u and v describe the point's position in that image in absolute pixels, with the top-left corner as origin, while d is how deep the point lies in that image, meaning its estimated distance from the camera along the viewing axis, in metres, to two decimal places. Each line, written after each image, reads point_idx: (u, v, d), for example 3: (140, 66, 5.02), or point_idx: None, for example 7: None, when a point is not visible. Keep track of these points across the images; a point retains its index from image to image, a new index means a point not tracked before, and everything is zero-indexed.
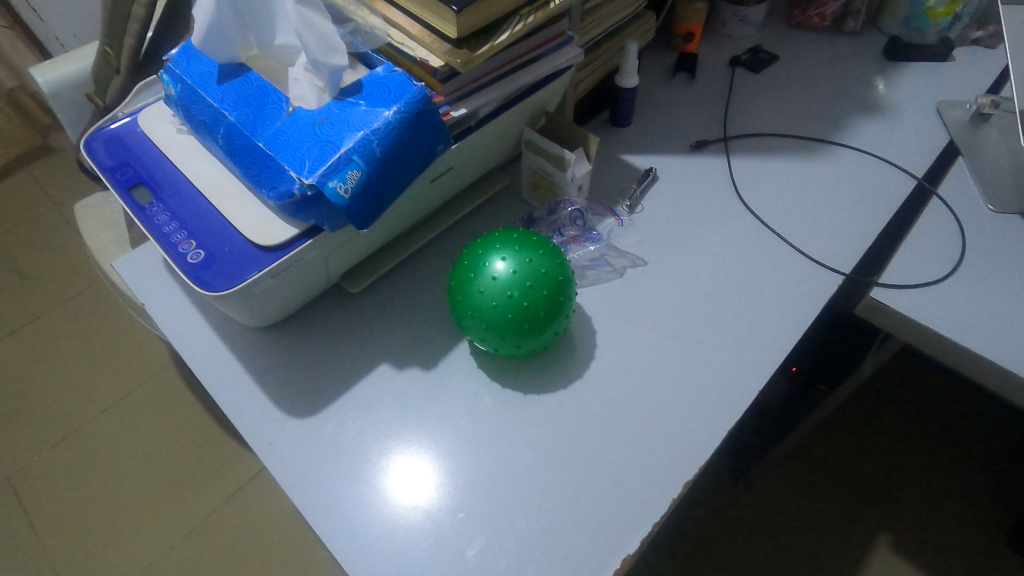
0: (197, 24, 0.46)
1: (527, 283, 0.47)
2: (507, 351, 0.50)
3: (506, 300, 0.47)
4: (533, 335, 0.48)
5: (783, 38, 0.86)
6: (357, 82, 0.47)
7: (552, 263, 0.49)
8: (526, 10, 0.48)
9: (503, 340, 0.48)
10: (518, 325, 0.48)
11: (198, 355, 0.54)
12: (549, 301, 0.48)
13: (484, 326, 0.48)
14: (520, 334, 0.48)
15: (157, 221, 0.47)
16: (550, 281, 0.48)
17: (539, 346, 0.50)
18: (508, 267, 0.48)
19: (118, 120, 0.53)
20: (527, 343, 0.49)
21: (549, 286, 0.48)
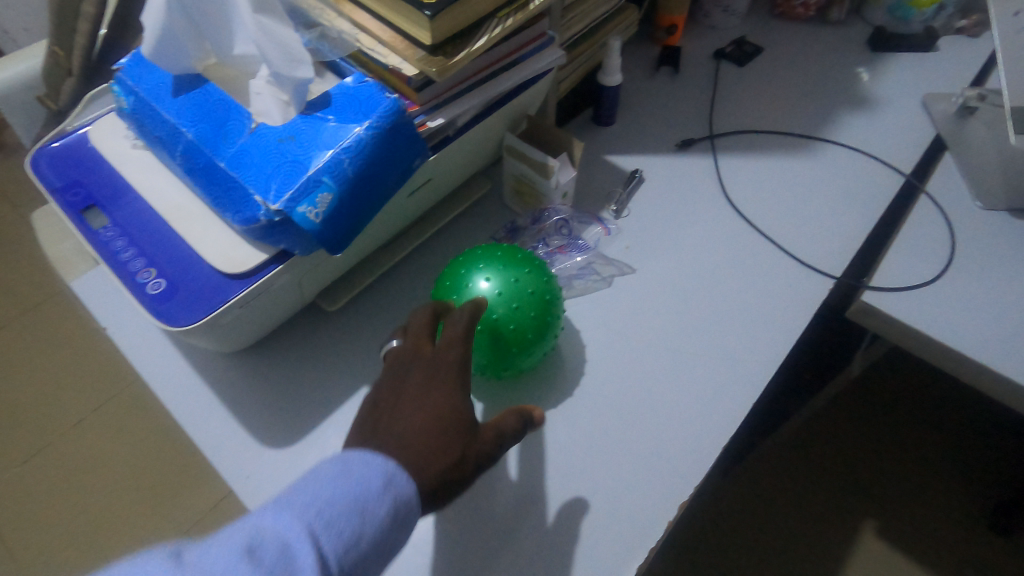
0: (146, 33, 0.42)
1: (513, 303, 0.45)
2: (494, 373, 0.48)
3: (491, 322, 0.45)
4: (521, 360, 0.47)
5: (767, 27, 0.84)
6: (325, 93, 0.43)
7: (539, 282, 0.47)
8: (505, 12, 0.45)
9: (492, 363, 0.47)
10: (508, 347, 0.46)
11: (164, 382, 0.51)
12: (537, 322, 0.46)
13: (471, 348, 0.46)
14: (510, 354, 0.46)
15: (111, 247, 0.43)
16: (537, 300, 0.46)
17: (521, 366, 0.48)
18: (492, 287, 0.46)
19: (65, 135, 0.49)
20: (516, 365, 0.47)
21: (536, 306, 0.46)
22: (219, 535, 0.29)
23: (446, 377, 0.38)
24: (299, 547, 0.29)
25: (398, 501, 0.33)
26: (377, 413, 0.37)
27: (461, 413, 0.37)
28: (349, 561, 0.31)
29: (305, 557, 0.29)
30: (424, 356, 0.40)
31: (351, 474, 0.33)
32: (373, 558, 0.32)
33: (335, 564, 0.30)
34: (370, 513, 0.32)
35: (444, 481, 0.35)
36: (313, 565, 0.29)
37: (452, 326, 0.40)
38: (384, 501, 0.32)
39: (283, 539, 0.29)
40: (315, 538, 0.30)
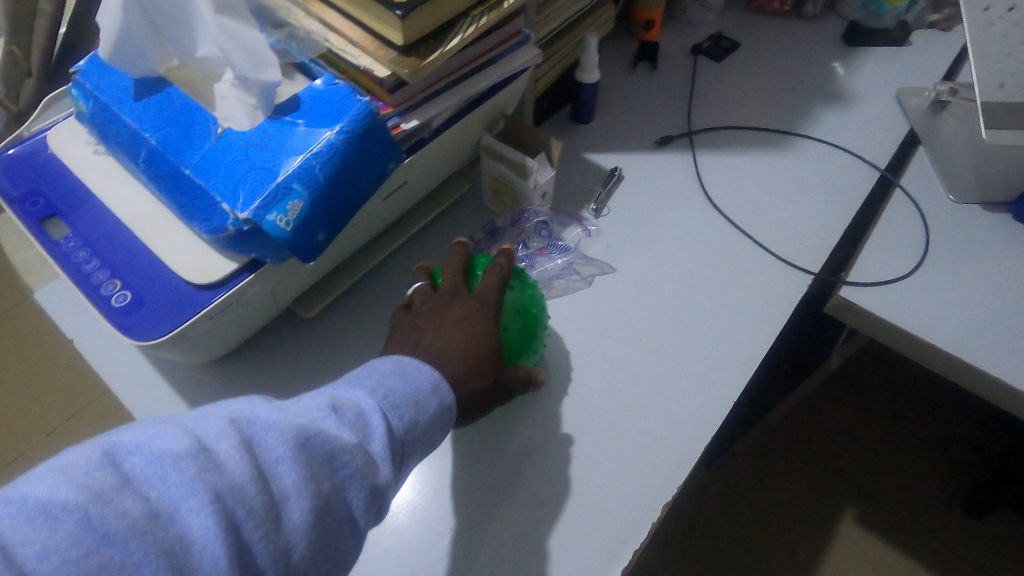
0: (102, 34, 0.40)
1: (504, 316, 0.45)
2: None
3: None
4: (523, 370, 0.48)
5: (743, 23, 0.84)
6: (294, 97, 0.42)
7: (524, 293, 0.47)
8: (478, 11, 0.45)
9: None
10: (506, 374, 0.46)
11: (134, 394, 0.50)
12: (523, 334, 0.45)
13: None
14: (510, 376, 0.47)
15: (74, 260, 0.42)
16: (523, 312, 0.46)
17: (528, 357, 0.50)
18: None
19: (22, 141, 0.47)
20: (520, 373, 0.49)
21: (523, 318, 0.45)
22: (307, 396, 0.32)
23: (483, 315, 0.42)
24: (372, 417, 0.33)
25: (447, 403, 0.36)
26: (421, 332, 0.41)
27: (494, 349, 0.41)
28: (409, 441, 0.34)
29: (377, 426, 0.32)
30: (463, 294, 0.43)
31: (412, 373, 0.36)
32: (424, 447, 0.35)
33: (399, 440, 0.33)
34: (425, 407, 0.35)
35: (473, 406, 0.40)
36: (383, 433, 0.32)
37: (490, 274, 0.44)
38: (434, 400, 0.36)
39: (359, 408, 0.33)
40: (384, 413, 0.33)
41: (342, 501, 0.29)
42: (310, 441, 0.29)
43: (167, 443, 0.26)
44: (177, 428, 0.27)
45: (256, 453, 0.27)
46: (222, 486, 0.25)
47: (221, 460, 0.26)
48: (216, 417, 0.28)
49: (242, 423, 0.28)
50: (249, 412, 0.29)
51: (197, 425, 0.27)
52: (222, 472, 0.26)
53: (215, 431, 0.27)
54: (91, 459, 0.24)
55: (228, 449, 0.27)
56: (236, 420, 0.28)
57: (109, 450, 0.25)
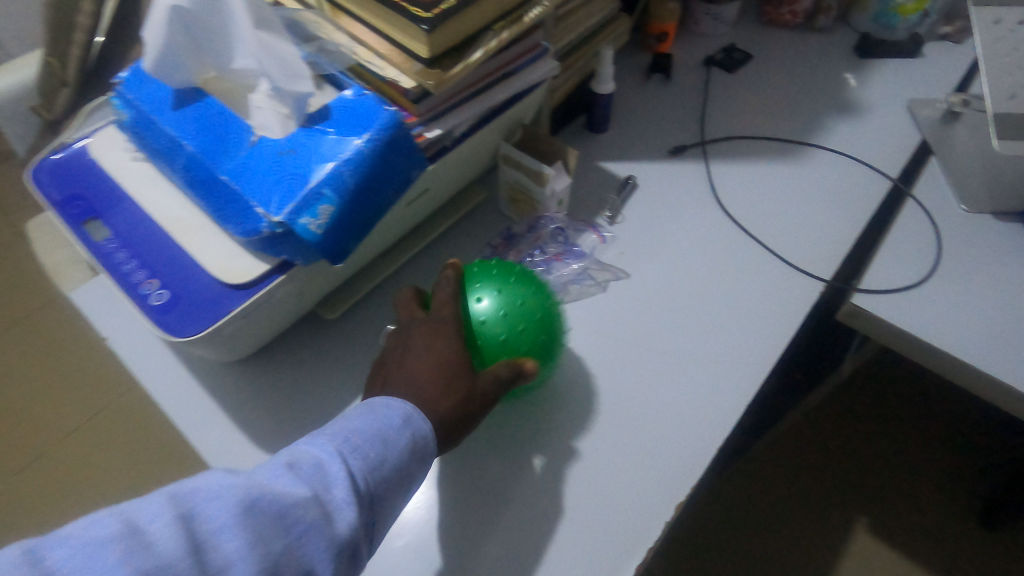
0: (147, 48, 0.42)
1: (516, 322, 0.44)
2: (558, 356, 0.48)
3: (495, 342, 0.43)
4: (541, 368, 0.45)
5: (756, 35, 0.86)
6: (325, 106, 0.44)
7: (540, 302, 0.46)
8: (500, 24, 0.46)
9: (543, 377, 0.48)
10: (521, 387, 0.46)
11: (165, 390, 0.52)
12: (541, 343, 0.44)
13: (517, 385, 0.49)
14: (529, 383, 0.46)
15: (114, 260, 0.44)
16: (540, 320, 0.45)
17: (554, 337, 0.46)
18: (491, 306, 0.44)
19: (66, 147, 0.50)
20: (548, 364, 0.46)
21: (539, 326, 0.45)
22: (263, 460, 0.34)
23: (438, 327, 0.42)
24: (330, 466, 0.34)
25: (415, 438, 0.38)
26: (384, 369, 0.42)
27: (458, 357, 0.41)
28: (373, 482, 0.35)
29: (336, 473, 0.34)
30: (419, 318, 0.44)
31: (375, 414, 0.38)
32: (394, 485, 0.36)
33: (360, 484, 0.35)
34: (391, 445, 0.36)
35: (457, 416, 0.40)
36: (342, 480, 0.34)
37: (441, 290, 0.44)
38: (401, 436, 0.37)
39: (316, 460, 0.34)
40: (342, 459, 0.35)
41: (301, 555, 0.31)
42: (257, 504, 0.30)
43: (97, 531, 0.27)
44: (113, 513, 0.28)
45: (200, 524, 0.29)
46: (158, 565, 0.27)
47: (155, 538, 0.28)
48: (156, 496, 0.30)
49: (184, 498, 0.30)
50: (192, 486, 0.31)
51: (139, 506, 0.29)
52: (155, 551, 0.27)
53: (151, 512, 0.28)
54: (16, 558, 0.26)
55: (163, 527, 0.28)
56: (178, 496, 0.30)
57: (35, 547, 0.27)
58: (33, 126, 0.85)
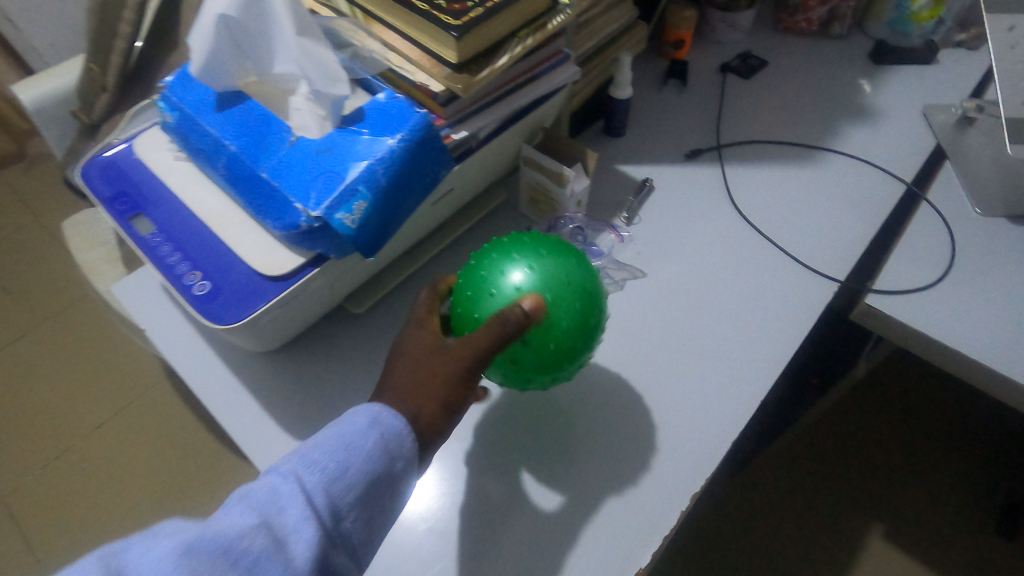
0: (193, 54, 0.44)
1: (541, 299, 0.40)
2: (599, 306, 0.42)
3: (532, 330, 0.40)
4: (568, 326, 0.40)
5: (771, 42, 0.87)
6: (359, 109, 0.47)
7: (554, 265, 0.41)
8: (525, 32, 0.49)
9: (596, 337, 0.42)
10: (569, 360, 0.41)
11: (201, 379, 0.54)
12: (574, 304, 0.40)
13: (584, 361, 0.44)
14: (576, 351, 0.41)
15: (159, 253, 0.46)
16: (561, 283, 0.41)
17: (568, 284, 0.41)
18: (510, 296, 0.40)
19: (113, 146, 0.53)
20: (581, 317, 0.40)
21: (564, 287, 0.41)
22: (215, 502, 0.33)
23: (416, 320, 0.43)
24: (282, 489, 0.33)
25: (379, 443, 0.36)
26: None
27: (428, 345, 0.41)
28: (337, 494, 0.34)
29: (291, 495, 0.33)
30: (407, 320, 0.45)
31: (330, 430, 0.36)
32: (362, 493, 0.35)
33: (318, 500, 0.34)
34: (352, 455, 0.35)
35: (426, 399, 0.39)
36: (296, 500, 0.33)
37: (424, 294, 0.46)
38: (364, 440, 0.36)
39: (269, 487, 0.33)
40: (296, 479, 0.34)
41: None
42: (198, 546, 0.30)
43: None
44: None
45: (139, 574, 0.28)
46: None
47: None
48: (91, 558, 0.29)
49: (123, 554, 0.29)
50: (129, 543, 0.30)
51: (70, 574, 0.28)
52: None
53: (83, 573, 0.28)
54: None
55: None
56: (116, 553, 0.29)
57: None
58: (72, 129, 0.89)
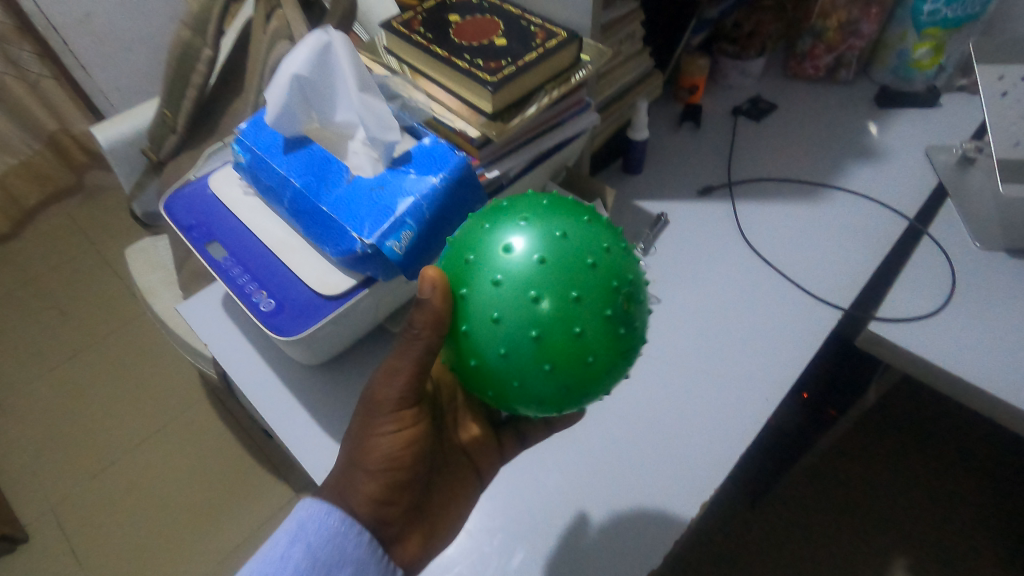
0: (270, 106, 0.52)
1: (487, 289, 0.35)
2: (549, 238, 0.35)
3: (502, 323, 0.34)
4: (504, 281, 0.35)
5: (780, 87, 0.93)
6: (407, 152, 0.53)
7: (483, 245, 0.37)
8: (551, 85, 0.56)
9: (566, 278, 0.34)
10: (540, 321, 0.34)
11: (255, 389, 0.61)
12: (521, 259, 0.35)
13: (602, 321, 0.34)
14: (538, 303, 0.34)
15: (231, 274, 0.53)
16: (491, 255, 0.36)
17: (495, 235, 0.37)
18: (466, 320, 0.36)
19: (191, 183, 0.61)
20: (517, 259, 0.35)
21: (500, 259, 0.35)
22: None
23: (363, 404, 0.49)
24: None
25: (303, 561, 0.41)
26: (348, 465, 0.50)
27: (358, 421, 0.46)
28: None
29: None
30: None
31: (260, 562, 0.42)
32: None
33: None
34: None
35: (358, 469, 0.43)
36: None
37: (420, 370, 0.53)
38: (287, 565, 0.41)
39: None
40: None
41: None
42: None
43: None
44: None
45: None
46: None
47: None
48: None
49: None
50: None
51: None
52: None
53: None
54: None
55: None
56: None
57: None
58: (140, 165, 0.99)
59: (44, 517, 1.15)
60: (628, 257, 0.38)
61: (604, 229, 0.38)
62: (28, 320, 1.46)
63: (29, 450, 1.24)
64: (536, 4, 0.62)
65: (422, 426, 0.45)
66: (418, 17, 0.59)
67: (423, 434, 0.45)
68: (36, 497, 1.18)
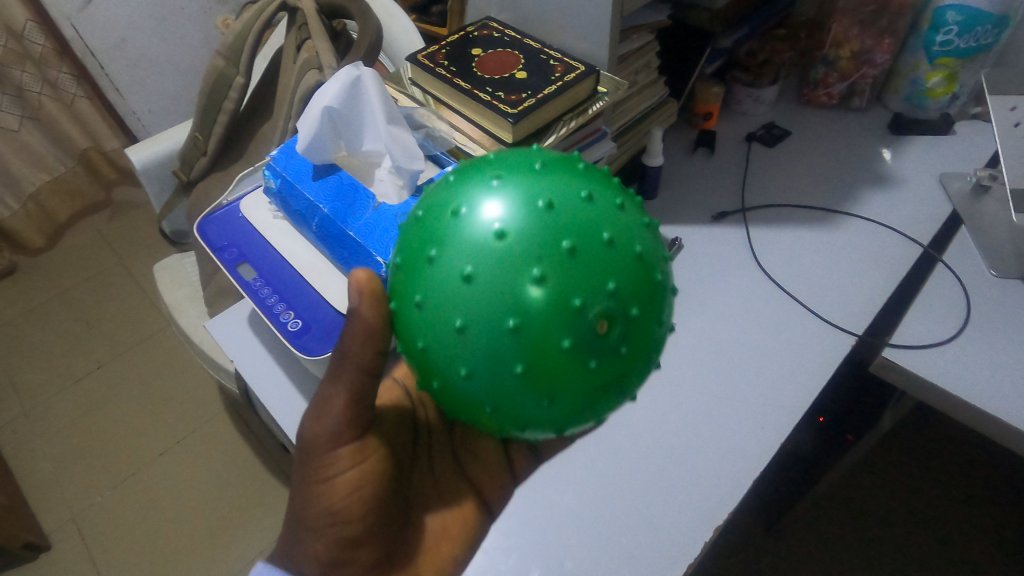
0: (301, 135, 0.55)
1: (414, 314, 0.35)
2: (473, 255, 0.33)
3: (428, 352, 0.35)
4: (425, 308, 0.34)
5: (794, 113, 0.95)
6: (430, 180, 0.56)
7: (414, 257, 0.36)
8: (569, 116, 0.58)
9: (489, 307, 0.32)
10: (465, 357, 0.33)
11: (278, 405, 0.63)
12: (442, 283, 0.33)
13: (542, 352, 0.32)
14: (464, 333, 0.33)
15: (260, 295, 0.56)
16: (418, 273, 0.35)
17: (427, 244, 0.35)
18: (404, 342, 0.37)
19: (223, 206, 0.64)
20: (443, 278, 0.33)
21: (423, 278, 0.35)
22: None
23: None
24: None
25: None
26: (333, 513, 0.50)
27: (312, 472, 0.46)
28: None
29: None
30: None
31: None
32: None
33: None
34: None
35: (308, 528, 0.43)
36: None
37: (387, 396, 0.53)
38: None
39: None
40: None
41: None
42: None
43: None
44: None
45: None
46: None
47: None
48: None
49: None
50: None
51: None
52: None
53: None
54: None
55: None
56: None
57: None
58: (171, 185, 1.02)
59: (65, 525, 1.18)
60: (602, 252, 0.32)
61: (568, 215, 0.33)
62: (56, 332, 1.51)
63: (53, 460, 1.27)
64: (556, 38, 0.65)
65: (367, 467, 0.43)
66: (443, 50, 0.62)
67: (372, 473, 0.43)
68: (58, 506, 1.21)
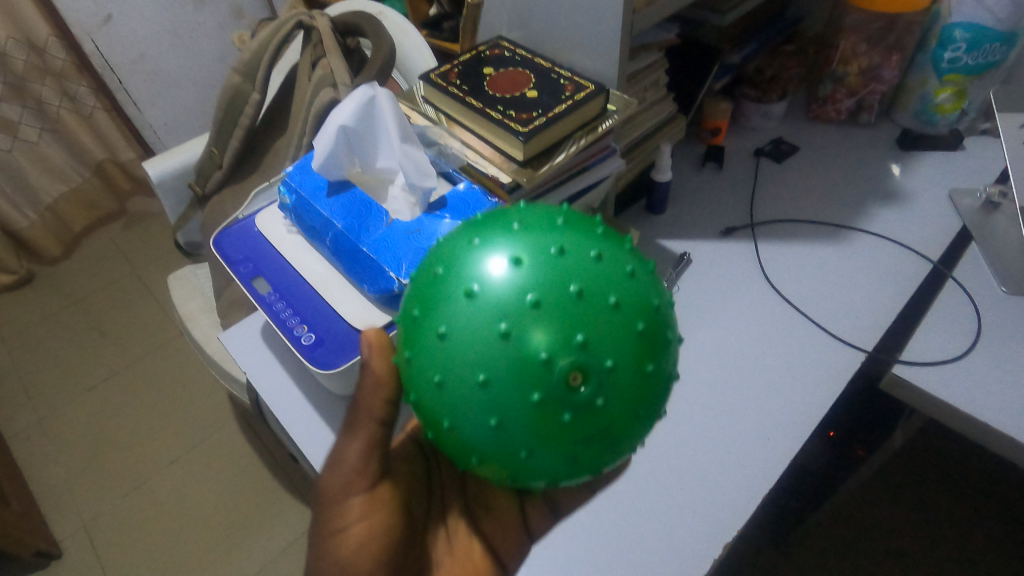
0: (317, 152, 0.56)
1: (405, 368, 0.36)
2: (451, 312, 0.33)
3: (418, 404, 0.36)
4: (411, 363, 0.35)
5: (802, 128, 0.96)
6: (442, 197, 0.57)
7: (406, 314, 0.37)
8: (579, 134, 0.59)
9: (465, 362, 0.32)
10: (447, 410, 0.33)
11: (290, 417, 0.63)
12: (424, 339, 0.34)
13: (519, 407, 0.32)
14: (443, 388, 0.33)
15: (275, 309, 0.57)
16: (407, 329, 0.36)
17: (414, 301, 0.36)
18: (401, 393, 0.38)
19: (239, 221, 0.65)
20: (424, 334, 0.34)
21: (410, 334, 0.36)
22: None
23: None
24: None
25: None
26: None
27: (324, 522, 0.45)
28: None
29: None
30: None
31: None
32: None
33: None
34: None
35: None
36: None
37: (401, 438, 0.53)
38: None
39: None
40: None
41: None
42: None
43: None
44: None
45: None
46: None
47: None
48: None
49: None
50: None
51: None
52: None
53: None
54: None
55: None
56: None
57: None
58: (186, 197, 1.04)
59: (76, 533, 1.19)
60: (571, 305, 0.32)
61: (542, 268, 0.33)
62: (71, 341, 1.53)
63: (66, 468, 1.29)
64: (566, 56, 0.66)
65: (377, 518, 0.42)
66: (455, 69, 0.64)
67: (382, 526, 0.42)
68: (70, 513, 1.22)
